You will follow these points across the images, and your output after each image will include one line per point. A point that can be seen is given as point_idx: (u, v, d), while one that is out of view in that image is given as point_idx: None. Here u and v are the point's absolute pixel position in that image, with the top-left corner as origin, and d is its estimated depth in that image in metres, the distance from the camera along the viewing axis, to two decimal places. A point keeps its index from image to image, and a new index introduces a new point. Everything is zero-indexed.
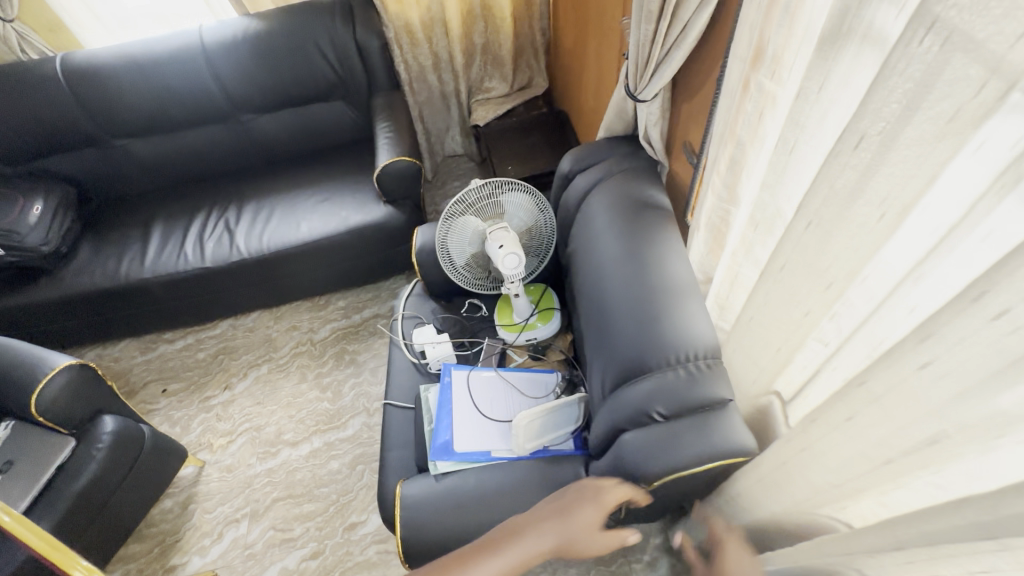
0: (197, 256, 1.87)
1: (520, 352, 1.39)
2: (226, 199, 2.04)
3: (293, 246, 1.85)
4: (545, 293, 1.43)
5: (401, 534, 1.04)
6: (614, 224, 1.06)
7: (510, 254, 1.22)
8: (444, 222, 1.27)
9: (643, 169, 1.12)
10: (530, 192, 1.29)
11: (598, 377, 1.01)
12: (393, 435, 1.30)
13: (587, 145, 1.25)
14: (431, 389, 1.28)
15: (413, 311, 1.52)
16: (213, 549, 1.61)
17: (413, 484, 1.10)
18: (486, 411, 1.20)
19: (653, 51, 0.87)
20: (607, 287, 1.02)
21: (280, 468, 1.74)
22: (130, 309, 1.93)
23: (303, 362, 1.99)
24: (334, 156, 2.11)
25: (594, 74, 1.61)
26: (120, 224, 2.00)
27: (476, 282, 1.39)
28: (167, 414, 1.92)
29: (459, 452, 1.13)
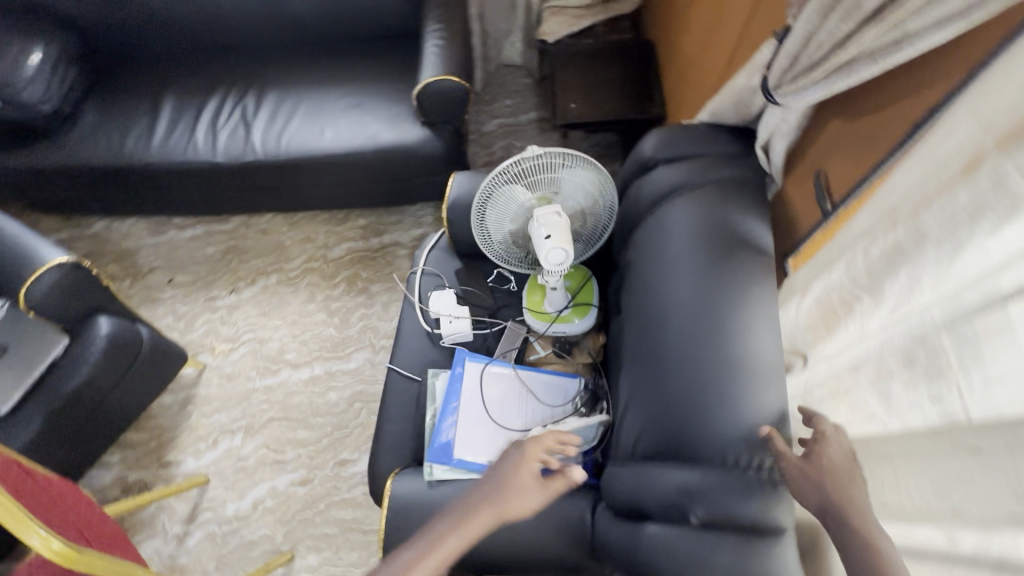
0: (209, 148, 1.68)
1: (545, 344, 1.24)
2: (246, 82, 1.79)
3: (313, 157, 1.64)
4: (584, 283, 1.24)
5: (384, 533, 0.98)
6: (698, 255, 0.85)
7: (556, 249, 1.02)
8: (485, 190, 1.06)
9: (747, 186, 0.89)
10: (596, 171, 1.05)
11: (630, 431, 0.87)
12: (392, 408, 1.21)
13: (679, 128, 0.99)
14: (438, 376, 1.17)
15: (434, 268, 1.36)
16: (207, 455, 1.63)
17: (405, 481, 1.03)
18: (494, 414, 1.09)
19: (834, 54, 0.60)
20: (671, 333, 0.83)
21: (279, 387, 1.71)
22: (136, 191, 1.78)
23: (313, 280, 1.87)
24: (373, 50, 1.81)
25: (707, 14, 1.27)
26: (130, 91, 1.78)
27: (511, 260, 1.21)
28: (172, 307, 1.86)
29: (457, 459, 1.03)
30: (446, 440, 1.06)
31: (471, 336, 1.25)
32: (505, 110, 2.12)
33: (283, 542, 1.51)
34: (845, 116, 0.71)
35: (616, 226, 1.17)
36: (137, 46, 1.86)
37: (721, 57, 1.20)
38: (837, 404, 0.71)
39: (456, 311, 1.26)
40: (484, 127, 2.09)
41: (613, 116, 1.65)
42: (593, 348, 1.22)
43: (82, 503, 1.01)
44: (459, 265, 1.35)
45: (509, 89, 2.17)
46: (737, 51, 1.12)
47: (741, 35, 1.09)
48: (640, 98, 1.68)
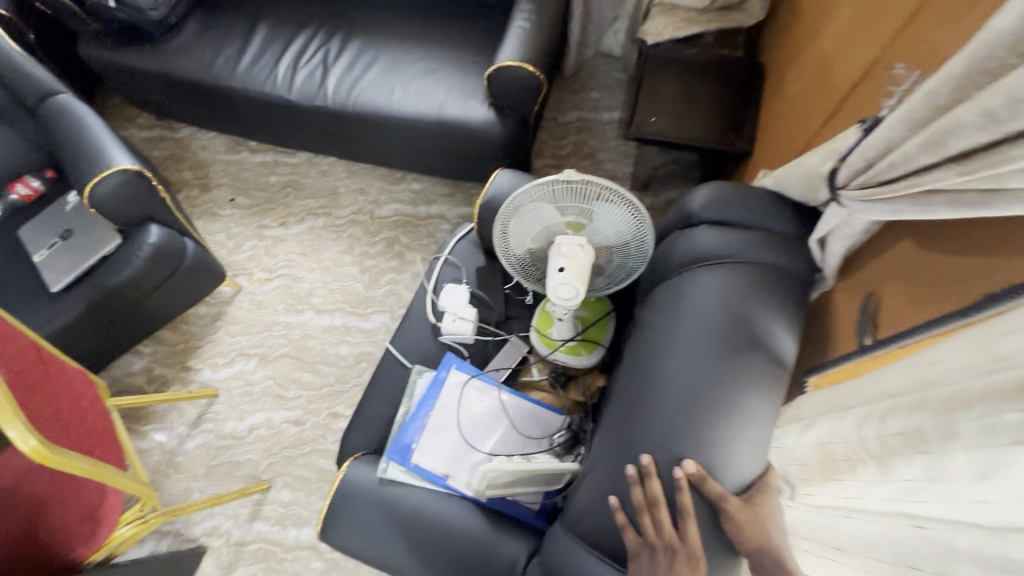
0: (286, 83, 1.71)
1: (542, 369, 1.20)
2: (337, 24, 1.80)
3: (377, 115, 1.62)
4: (601, 318, 1.17)
5: (326, 514, 1.03)
6: (710, 333, 0.84)
7: (565, 284, 0.95)
8: (510, 204, 1.00)
9: (782, 283, 0.87)
10: (634, 211, 0.94)
11: (589, 490, 0.86)
12: (378, 390, 1.22)
13: (733, 188, 0.97)
14: (422, 375, 1.19)
15: (456, 259, 1.33)
16: (222, 370, 1.74)
17: (359, 469, 1.07)
18: (465, 430, 1.10)
19: (900, 182, 0.64)
20: (659, 400, 0.83)
21: (298, 327, 1.78)
22: (217, 110, 1.86)
23: (355, 232, 1.91)
24: (466, 17, 1.75)
25: (814, 64, 1.14)
26: (232, 12, 1.85)
27: (527, 276, 1.15)
28: (227, 225, 1.97)
29: (414, 463, 1.06)
30: (410, 441, 1.09)
31: (471, 338, 1.23)
32: (589, 103, 2.00)
33: (264, 472, 1.60)
34: (909, 253, 0.72)
35: (646, 270, 1.07)
36: None
37: (821, 114, 1.05)
38: (820, 564, 0.71)
39: (462, 312, 1.22)
40: (562, 116, 1.99)
41: (694, 142, 1.49)
42: (590, 388, 1.15)
43: (88, 398, 1.10)
44: (481, 263, 1.32)
45: (599, 81, 2.04)
46: (832, 119, 1.01)
47: (849, 95, 0.96)
48: (730, 128, 1.51)
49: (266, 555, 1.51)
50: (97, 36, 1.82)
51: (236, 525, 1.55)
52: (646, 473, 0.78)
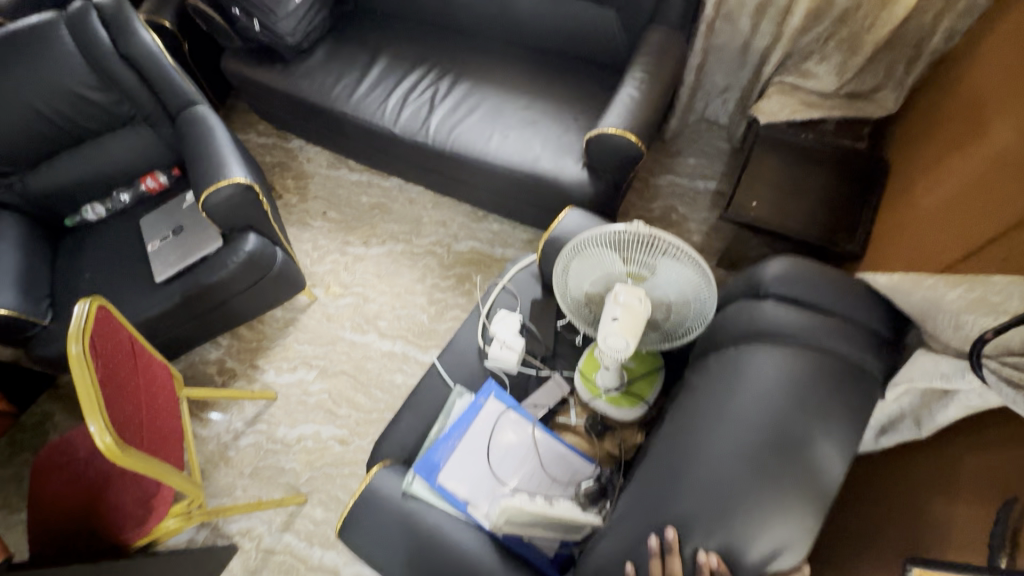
0: (393, 115, 1.79)
1: (581, 414, 1.17)
2: (450, 65, 1.88)
3: (473, 157, 1.66)
4: (647, 373, 1.15)
5: (347, 514, 1.03)
6: (766, 415, 0.76)
7: (614, 335, 0.93)
8: (572, 246, 1.01)
9: (855, 383, 0.80)
10: (699, 272, 0.91)
11: (607, 549, 0.82)
12: (417, 405, 1.20)
13: (809, 270, 0.93)
14: (462, 398, 1.18)
15: (514, 288, 1.32)
16: (285, 375, 1.82)
17: (385, 478, 1.05)
18: (492, 459, 1.08)
19: None
20: (693, 475, 0.77)
21: (361, 346, 1.84)
22: (327, 130, 1.99)
23: (430, 263, 1.96)
24: (575, 74, 1.79)
25: (962, 192, 1.08)
26: (358, 43, 1.98)
27: (579, 316, 1.16)
28: (315, 236, 2.08)
29: (438, 483, 1.04)
30: (439, 459, 1.07)
31: (515, 369, 1.21)
32: (684, 169, 1.94)
33: (303, 484, 1.65)
34: None
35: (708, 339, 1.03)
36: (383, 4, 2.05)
37: (981, 233, 0.97)
38: None
39: (512, 340, 1.20)
40: (654, 178, 1.94)
41: (795, 234, 1.38)
42: (626, 443, 1.10)
43: (163, 395, 1.17)
44: (538, 296, 1.30)
45: (697, 147, 1.98)
46: (965, 259, 0.99)
47: None
48: (839, 228, 1.38)
49: (289, 569, 1.54)
50: (239, 52, 2.01)
51: (268, 531, 1.59)
52: (668, 549, 0.73)
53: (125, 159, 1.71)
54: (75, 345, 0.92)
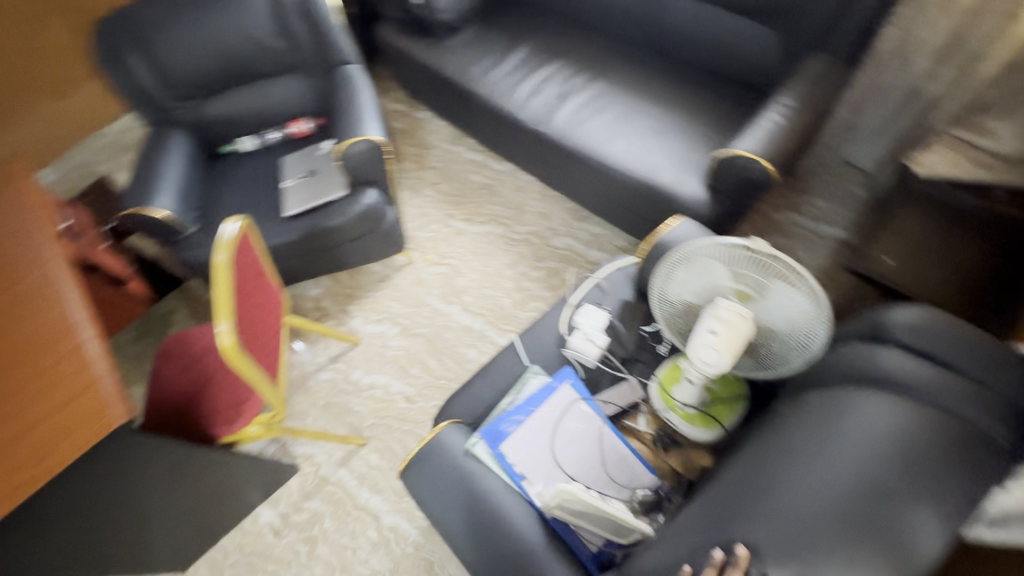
0: (523, 103, 1.84)
1: (650, 423, 1.16)
2: (588, 63, 1.89)
3: (592, 157, 1.66)
4: (730, 399, 1.12)
5: (412, 455, 1.09)
6: (867, 461, 0.69)
7: (708, 348, 0.93)
8: (683, 252, 1.01)
9: (988, 459, 0.70)
10: (816, 306, 0.88)
11: (660, 554, 0.85)
12: (492, 373, 1.24)
13: (948, 325, 0.85)
14: (536, 377, 1.20)
15: (606, 285, 1.34)
16: (370, 325, 1.95)
17: (451, 434, 1.10)
18: (555, 443, 1.09)
19: None
20: (772, 504, 0.73)
21: (443, 315, 1.92)
22: (457, 107, 2.08)
23: (524, 251, 1.99)
24: (714, 92, 1.74)
25: None
26: (503, 30, 2.05)
27: (670, 327, 1.13)
28: (423, 204, 2.19)
29: (500, 450, 1.07)
30: (506, 429, 1.09)
31: (592, 363, 1.22)
32: (810, 209, 1.81)
33: (365, 429, 1.76)
34: None
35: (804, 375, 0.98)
36: None
37: None
38: None
39: (594, 334, 1.23)
40: (774, 213, 1.83)
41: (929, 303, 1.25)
42: (691, 464, 1.09)
43: (272, 314, 1.29)
44: (628, 297, 1.32)
45: (830, 189, 1.84)
46: None
47: None
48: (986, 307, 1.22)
49: (338, 501, 1.66)
50: (395, 22, 2.15)
51: (327, 462, 1.72)
52: (732, 563, 0.71)
53: (281, 102, 1.90)
54: (222, 253, 1.03)
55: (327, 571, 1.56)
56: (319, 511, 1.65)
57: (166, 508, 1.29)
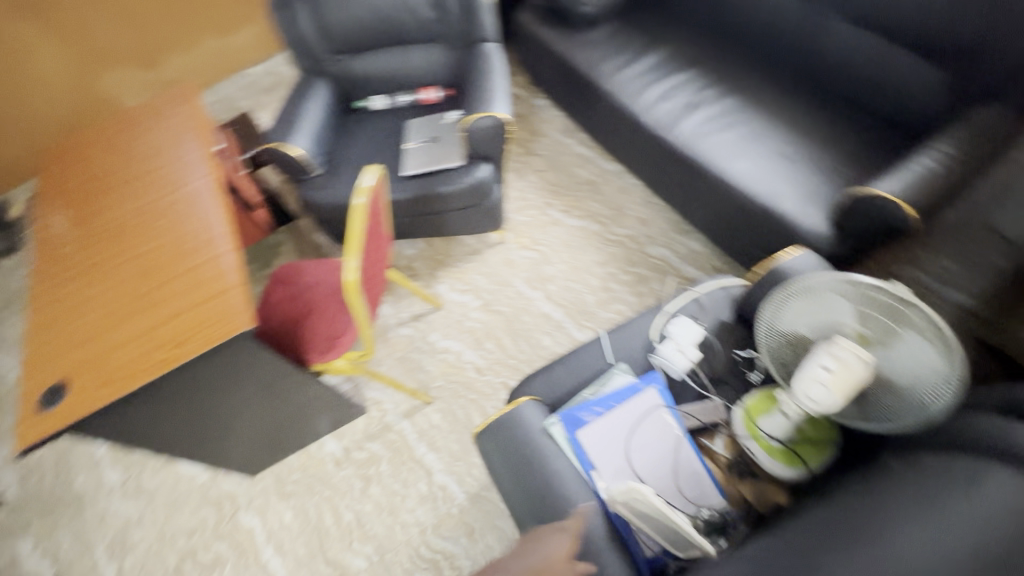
0: (649, 105, 1.83)
1: (726, 447, 1.14)
2: (724, 77, 1.85)
3: (711, 172, 1.63)
4: (819, 441, 1.07)
5: (491, 421, 1.13)
6: (987, 533, 0.67)
7: (819, 384, 0.90)
8: (808, 282, 0.98)
9: None
10: (951, 368, 0.82)
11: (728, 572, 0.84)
12: (576, 362, 1.26)
13: None
14: (621, 374, 1.20)
15: (705, 301, 1.32)
16: (455, 293, 2.02)
17: (530, 410, 1.13)
18: (631, 443, 1.09)
19: None
20: (869, 552, 0.71)
21: (526, 298, 1.96)
22: (579, 100, 2.11)
23: (616, 252, 1.99)
24: (856, 127, 1.65)
25: None
26: (641, 30, 2.04)
27: (769, 358, 1.09)
28: (525, 188, 2.23)
29: (577, 437, 1.08)
30: (585, 418, 1.10)
31: (678, 375, 1.21)
32: None
33: (433, 388, 1.84)
34: None
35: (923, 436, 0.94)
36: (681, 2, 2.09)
37: None
38: None
39: (687, 347, 1.21)
40: None
41: None
42: (765, 497, 1.07)
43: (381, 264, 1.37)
44: (726, 318, 1.30)
45: None
46: None
47: None
48: None
49: (397, 449, 1.75)
50: (535, 8, 2.20)
51: (393, 411, 1.83)
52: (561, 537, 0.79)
53: (418, 68, 2.01)
54: (359, 197, 1.12)
55: (375, 510, 1.66)
56: (378, 453, 1.76)
57: (242, 411, 1.46)
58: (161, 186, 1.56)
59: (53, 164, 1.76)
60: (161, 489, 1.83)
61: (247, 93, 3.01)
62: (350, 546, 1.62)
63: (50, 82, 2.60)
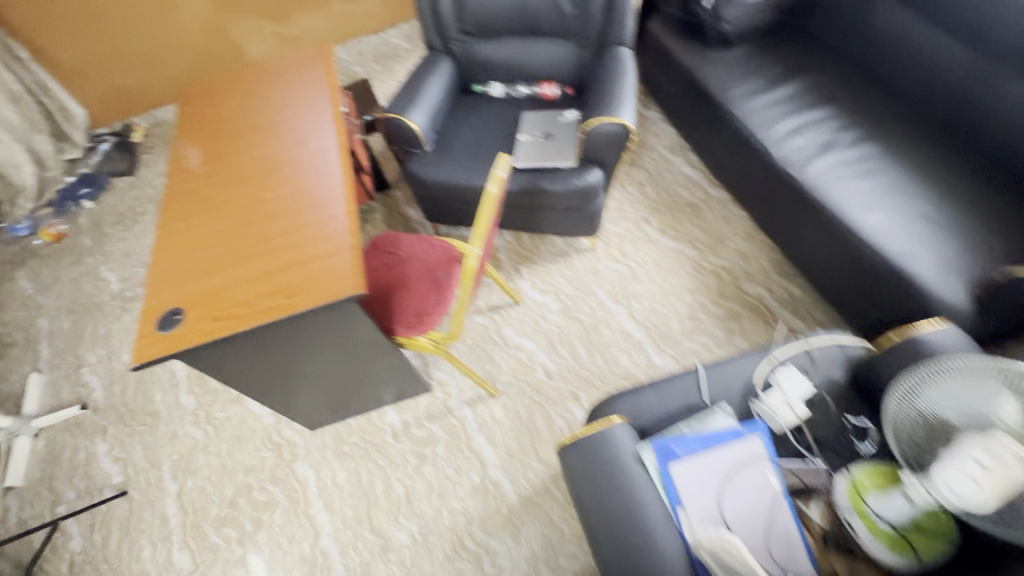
0: (778, 138, 1.73)
1: (822, 515, 1.07)
2: (865, 120, 1.73)
3: (838, 220, 1.53)
4: (933, 533, 0.98)
5: (578, 436, 1.10)
6: None
7: (968, 482, 0.81)
8: (965, 359, 0.93)
9: None
10: None
11: None
12: (669, 391, 1.21)
13: None
14: (723, 418, 1.12)
15: (816, 356, 1.23)
16: (535, 292, 2.01)
17: (622, 434, 1.10)
18: (725, 490, 1.03)
19: None
20: None
21: (607, 310, 1.92)
22: (698, 119, 2.04)
23: (709, 283, 1.92)
24: (1014, 200, 1.49)
25: None
26: (780, 58, 1.94)
27: (898, 435, 0.96)
28: (624, 199, 2.18)
29: (668, 470, 1.04)
30: (680, 452, 1.06)
31: (780, 428, 1.15)
32: None
33: (499, 382, 1.83)
34: None
35: None
36: (829, 34, 1.96)
37: None
38: None
39: (795, 402, 1.15)
40: None
41: None
42: None
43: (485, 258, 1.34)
44: (837, 378, 1.21)
45: None
46: None
47: None
48: None
49: (455, 435, 1.75)
50: (669, 18, 2.14)
51: (457, 395, 1.83)
52: None
53: (543, 62, 1.99)
54: (494, 184, 1.11)
55: (425, 490, 1.67)
56: (436, 434, 1.77)
57: (319, 367, 1.48)
58: (289, 138, 1.61)
59: (192, 99, 1.85)
60: (229, 422, 1.92)
61: (361, 59, 3.10)
62: (396, 519, 1.63)
63: (189, 21, 2.78)
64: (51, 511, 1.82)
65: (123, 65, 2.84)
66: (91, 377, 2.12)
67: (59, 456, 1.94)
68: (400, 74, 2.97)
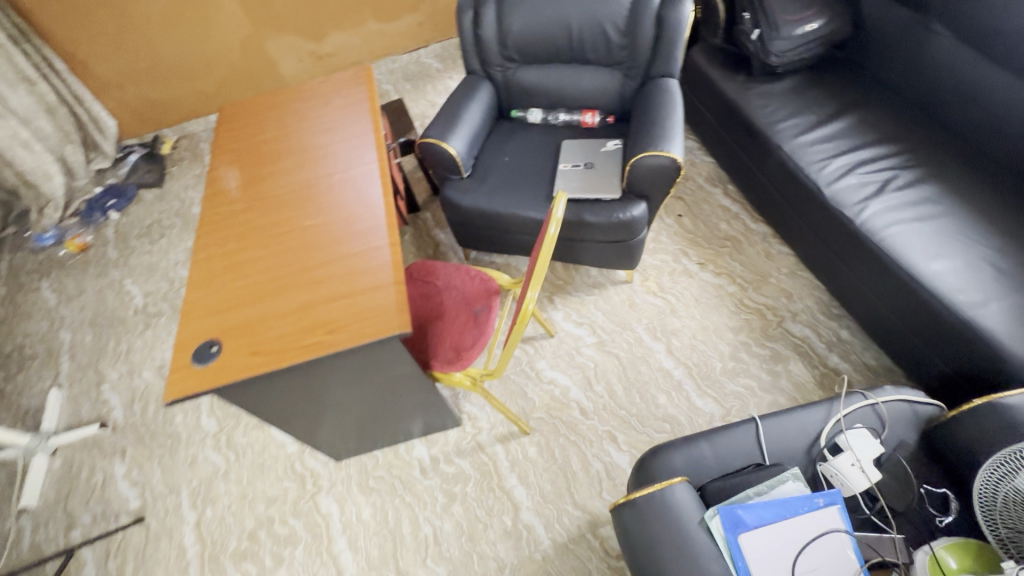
0: (830, 176, 1.67)
1: None
2: (923, 161, 1.67)
3: (898, 265, 1.46)
4: None
5: (636, 495, 1.02)
6: None
7: None
8: None
9: None
10: None
11: None
12: (729, 448, 1.13)
13: None
14: (794, 482, 1.04)
15: (886, 416, 1.15)
16: (570, 324, 1.94)
17: (684, 495, 1.01)
18: (797, 565, 0.96)
19: None
20: None
21: (645, 347, 1.85)
22: (742, 152, 1.99)
23: (752, 321, 1.85)
24: None
25: None
26: (830, 94, 1.90)
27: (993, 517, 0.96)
28: (661, 230, 2.13)
29: (737, 539, 0.96)
30: (748, 519, 0.98)
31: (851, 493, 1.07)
32: None
33: (532, 418, 1.76)
34: None
35: None
36: (881, 71, 1.92)
37: None
38: None
39: (869, 467, 1.06)
40: None
41: None
42: None
43: None
44: (909, 440, 1.13)
45: None
46: None
47: None
48: None
49: (486, 473, 1.68)
50: (712, 49, 2.11)
51: (488, 430, 1.77)
52: None
53: (584, 90, 1.96)
54: (553, 227, 1.07)
55: (454, 531, 1.60)
56: (466, 471, 1.70)
57: (352, 401, 1.42)
58: (328, 164, 1.57)
59: (228, 119, 1.82)
60: (250, 449, 1.86)
61: (392, 78, 3.10)
62: (424, 562, 1.56)
63: (224, 37, 2.79)
64: (65, 536, 1.76)
65: (156, 79, 2.85)
66: (111, 395, 2.08)
67: (76, 476, 1.88)
68: (431, 94, 2.96)
